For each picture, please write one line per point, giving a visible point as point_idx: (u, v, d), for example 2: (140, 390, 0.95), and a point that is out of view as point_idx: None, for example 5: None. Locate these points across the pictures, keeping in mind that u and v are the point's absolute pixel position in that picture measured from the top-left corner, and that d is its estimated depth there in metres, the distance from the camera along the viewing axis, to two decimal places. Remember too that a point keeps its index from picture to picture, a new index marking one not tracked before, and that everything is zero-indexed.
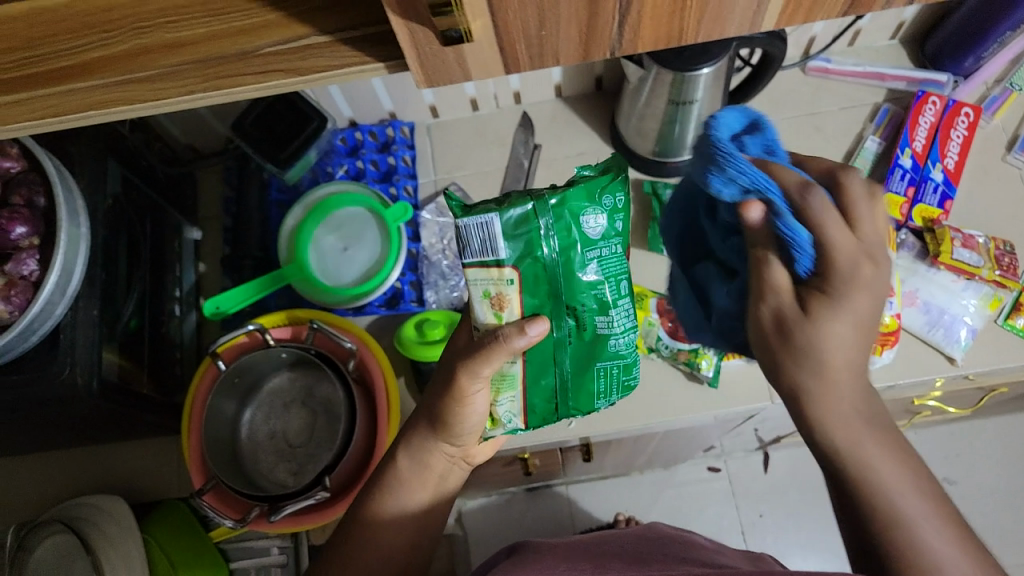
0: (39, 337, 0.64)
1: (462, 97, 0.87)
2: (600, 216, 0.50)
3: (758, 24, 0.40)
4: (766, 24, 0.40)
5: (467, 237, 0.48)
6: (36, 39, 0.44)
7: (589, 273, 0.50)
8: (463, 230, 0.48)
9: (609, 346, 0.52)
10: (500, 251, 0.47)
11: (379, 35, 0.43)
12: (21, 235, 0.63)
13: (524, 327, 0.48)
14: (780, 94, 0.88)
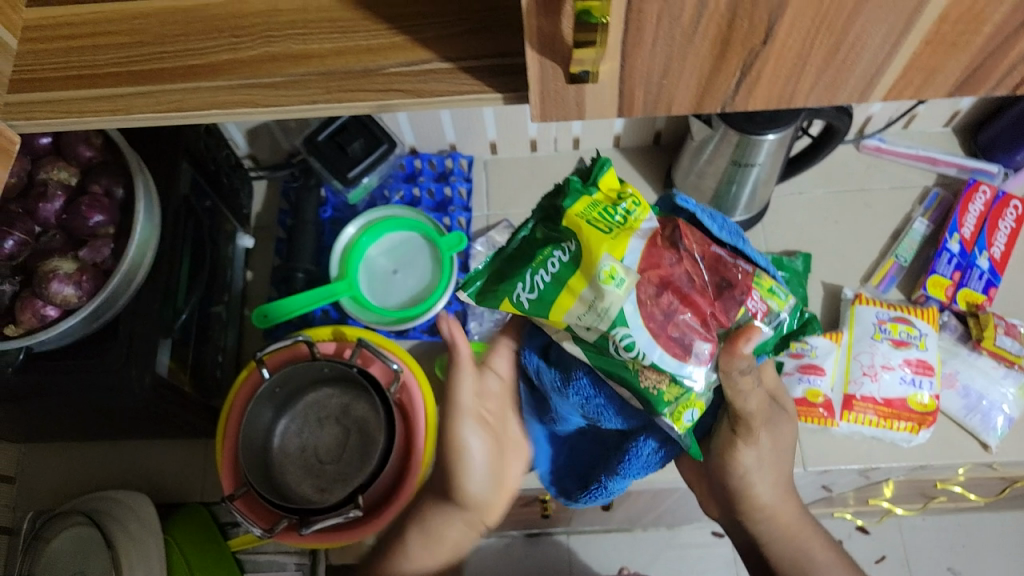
0: (100, 324, 0.67)
1: (523, 138, 0.89)
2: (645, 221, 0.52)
3: (867, 96, 0.42)
4: (875, 96, 0.42)
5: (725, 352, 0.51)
6: (177, 36, 0.48)
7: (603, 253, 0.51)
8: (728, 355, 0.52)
9: (558, 258, 0.51)
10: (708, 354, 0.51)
11: (499, 67, 0.45)
12: (99, 223, 0.66)
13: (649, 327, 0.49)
14: (833, 168, 0.90)
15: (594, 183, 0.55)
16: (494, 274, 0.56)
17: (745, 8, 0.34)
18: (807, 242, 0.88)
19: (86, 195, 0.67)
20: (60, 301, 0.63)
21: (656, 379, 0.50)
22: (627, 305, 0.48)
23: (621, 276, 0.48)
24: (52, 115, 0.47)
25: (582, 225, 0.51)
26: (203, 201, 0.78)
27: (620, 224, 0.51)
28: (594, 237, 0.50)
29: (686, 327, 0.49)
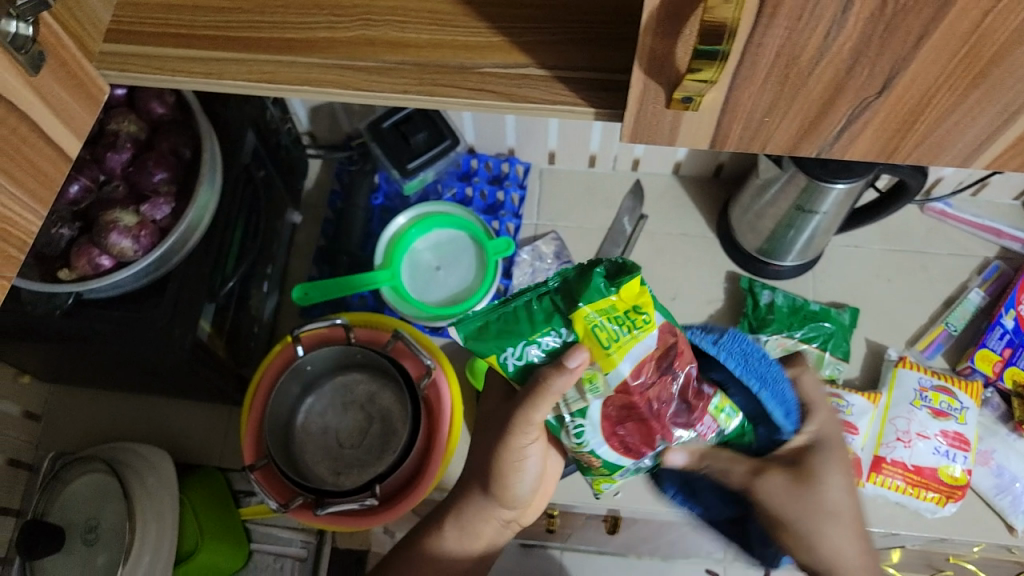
0: (146, 279, 0.67)
1: (583, 152, 0.89)
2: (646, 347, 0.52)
3: (987, 143, 0.41)
4: (995, 145, 0.41)
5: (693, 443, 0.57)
6: (279, 8, 0.49)
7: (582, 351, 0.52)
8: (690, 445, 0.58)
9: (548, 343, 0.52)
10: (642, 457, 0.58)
11: (596, 82, 0.46)
12: (160, 181, 0.66)
13: (564, 361, 0.50)
14: (892, 225, 0.89)
15: (616, 286, 0.51)
16: (490, 319, 0.52)
17: (868, 56, 0.35)
18: (856, 297, 0.86)
19: (153, 152, 0.67)
20: (117, 251, 0.63)
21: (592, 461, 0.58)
22: (586, 404, 0.54)
23: (596, 386, 0.53)
24: (146, 69, 0.47)
25: (582, 327, 0.50)
26: (264, 171, 0.79)
27: (623, 336, 0.51)
28: (594, 349, 0.51)
29: (628, 437, 0.55)
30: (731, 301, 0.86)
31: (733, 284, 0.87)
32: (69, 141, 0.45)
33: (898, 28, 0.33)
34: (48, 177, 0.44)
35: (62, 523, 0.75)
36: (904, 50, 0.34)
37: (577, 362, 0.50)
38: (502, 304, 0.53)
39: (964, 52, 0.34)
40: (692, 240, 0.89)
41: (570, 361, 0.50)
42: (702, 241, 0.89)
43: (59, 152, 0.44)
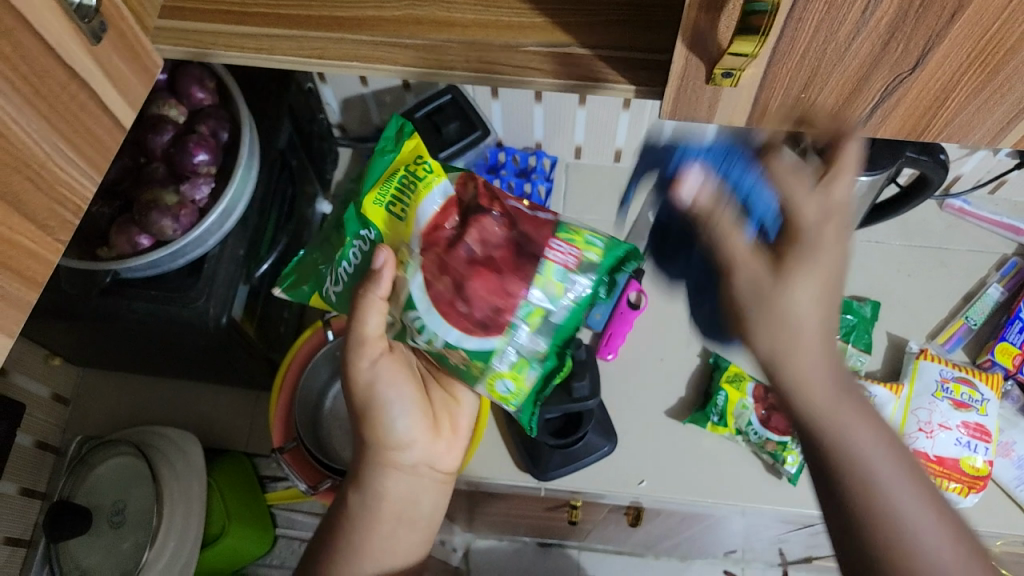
0: (184, 262, 0.68)
1: (609, 147, 0.90)
2: (388, 189, 0.59)
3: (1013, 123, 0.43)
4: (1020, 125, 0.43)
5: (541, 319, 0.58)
6: None
7: (365, 230, 0.59)
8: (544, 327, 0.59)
9: (353, 240, 0.60)
10: (537, 345, 0.59)
11: (636, 61, 0.47)
12: (202, 162, 0.67)
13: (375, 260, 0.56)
14: (912, 221, 0.90)
15: (397, 152, 0.60)
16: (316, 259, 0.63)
17: (903, 31, 0.36)
18: (878, 291, 0.87)
19: (193, 134, 0.68)
20: (156, 231, 0.65)
21: (461, 357, 0.59)
22: (412, 289, 0.57)
23: (410, 259, 0.57)
24: (198, 43, 0.49)
25: (379, 222, 0.58)
26: (297, 160, 0.80)
27: (412, 195, 0.58)
28: (387, 226, 0.58)
29: (471, 307, 0.57)
30: None
31: None
32: (124, 111, 0.47)
33: (932, 3, 0.34)
34: (104, 146, 0.46)
35: (88, 506, 0.76)
36: (938, 25, 0.35)
37: (381, 260, 0.56)
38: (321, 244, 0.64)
39: (997, 27, 0.35)
40: None
41: (379, 259, 0.56)
42: None
43: (114, 121, 0.46)
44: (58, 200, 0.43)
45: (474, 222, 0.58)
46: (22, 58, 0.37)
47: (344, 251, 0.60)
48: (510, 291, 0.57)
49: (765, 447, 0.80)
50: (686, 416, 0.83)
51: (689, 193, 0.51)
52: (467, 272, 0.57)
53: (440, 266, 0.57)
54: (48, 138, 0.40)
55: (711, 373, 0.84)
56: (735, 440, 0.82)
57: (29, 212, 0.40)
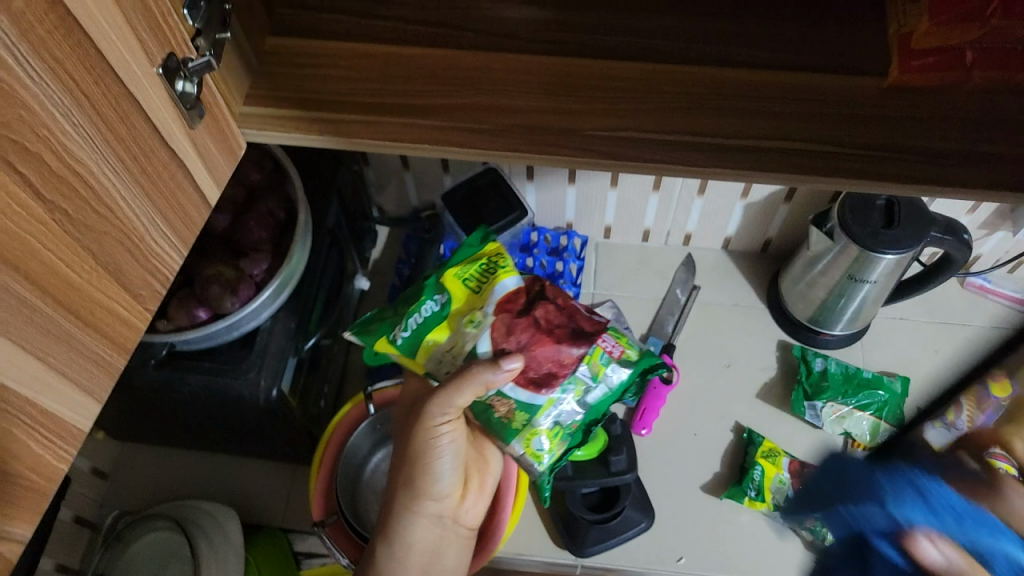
0: (238, 334, 0.70)
1: (637, 226, 0.93)
2: (470, 266, 0.65)
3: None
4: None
5: (587, 393, 0.62)
6: (400, 77, 0.54)
7: (441, 294, 0.64)
8: (587, 401, 0.63)
9: (428, 301, 0.64)
10: (577, 413, 0.63)
11: (688, 144, 0.52)
12: (262, 240, 0.70)
13: (500, 363, 0.57)
14: (936, 299, 0.92)
15: (484, 243, 0.67)
16: (383, 320, 0.66)
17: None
18: (908, 368, 0.88)
19: (252, 213, 0.71)
20: (214, 304, 0.67)
21: (506, 406, 0.62)
22: (474, 342, 0.61)
23: (478, 320, 0.61)
24: (281, 126, 0.52)
25: (458, 292, 0.64)
26: (343, 238, 0.83)
27: (490, 274, 0.64)
28: (462, 295, 0.63)
29: (528, 367, 0.61)
30: (785, 371, 0.88)
31: (786, 353, 0.89)
32: (210, 189, 0.50)
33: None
34: (192, 222, 0.49)
35: None
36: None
37: (508, 364, 0.57)
38: (394, 310, 0.67)
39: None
40: (744, 310, 0.92)
41: (505, 362, 0.58)
42: (752, 310, 0.92)
43: (201, 198, 0.49)
44: (151, 271, 0.46)
45: (541, 304, 0.63)
46: (134, 140, 0.40)
47: (416, 309, 0.64)
48: (564, 359, 0.61)
49: (804, 522, 0.79)
50: (723, 491, 0.83)
51: (938, 557, 0.43)
52: (530, 338, 0.61)
53: (505, 327, 0.61)
54: (148, 213, 0.43)
55: (745, 448, 0.85)
56: (774, 517, 0.81)
57: (125, 280, 0.43)
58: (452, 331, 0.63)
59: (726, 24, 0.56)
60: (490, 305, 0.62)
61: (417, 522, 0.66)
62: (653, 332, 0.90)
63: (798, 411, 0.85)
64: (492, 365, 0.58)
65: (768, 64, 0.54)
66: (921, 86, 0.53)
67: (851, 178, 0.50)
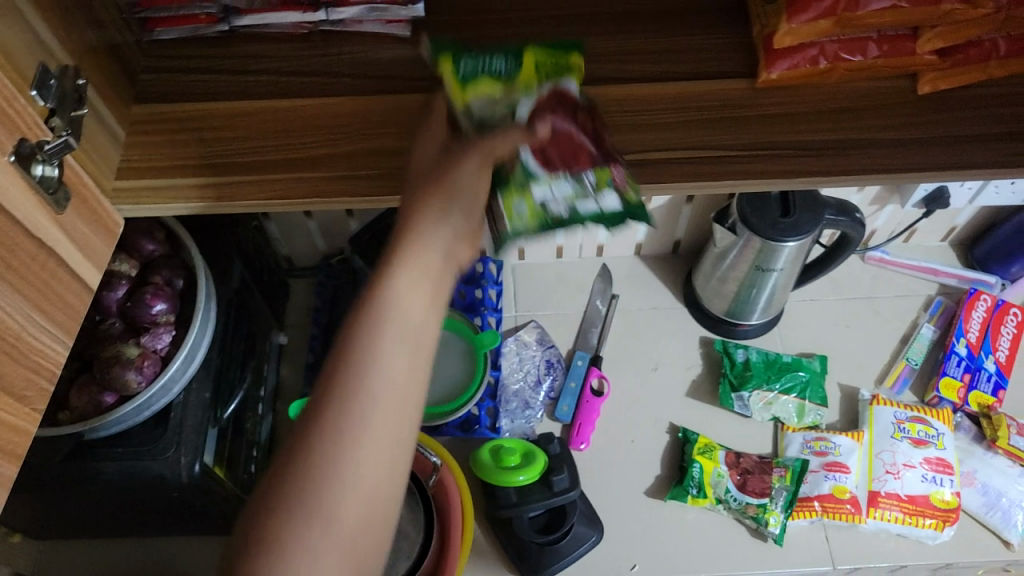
0: (150, 413, 0.68)
1: (550, 244, 0.93)
2: (543, 57, 0.53)
3: None
4: None
5: (583, 202, 0.51)
6: (277, 132, 0.54)
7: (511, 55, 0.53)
8: (577, 209, 0.51)
9: (494, 54, 0.53)
10: (561, 215, 0.51)
11: None
12: (160, 311, 0.67)
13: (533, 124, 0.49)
14: (841, 276, 0.96)
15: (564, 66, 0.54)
16: (449, 44, 0.55)
17: None
18: (824, 346, 0.91)
19: (148, 285, 0.68)
20: (119, 386, 0.64)
21: (514, 164, 0.51)
22: (520, 109, 0.50)
23: (534, 93, 0.51)
24: (159, 200, 0.51)
25: (528, 70, 0.52)
26: (251, 296, 0.81)
27: (557, 69, 0.53)
28: (529, 70, 0.52)
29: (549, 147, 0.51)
30: (709, 366, 0.90)
31: (708, 348, 0.91)
32: (90, 272, 0.48)
33: None
34: (73, 309, 0.46)
35: None
36: None
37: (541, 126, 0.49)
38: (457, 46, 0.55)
39: None
40: (664, 312, 0.93)
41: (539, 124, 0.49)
42: (670, 311, 0.93)
43: (81, 283, 0.47)
44: (33, 368, 0.43)
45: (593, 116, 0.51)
46: None
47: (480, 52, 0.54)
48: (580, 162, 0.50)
49: (747, 512, 0.81)
50: (667, 492, 0.84)
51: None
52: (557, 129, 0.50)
53: (553, 101, 0.51)
54: (20, 309, 0.41)
55: (681, 447, 0.86)
56: (718, 510, 0.82)
57: (5, 384, 0.41)
58: (503, 94, 0.51)
59: (595, 40, 0.56)
60: (528, 106, 0.50)
61: (391, 337, 0.42)
62: (579, 346, 0.91)
63: (727, 404, 0.87)
64: (527, 134, 0.48)
65: (642, 74, 0.55)
66: (789, 83, 0.54)
67: (737, 180, 0.51)
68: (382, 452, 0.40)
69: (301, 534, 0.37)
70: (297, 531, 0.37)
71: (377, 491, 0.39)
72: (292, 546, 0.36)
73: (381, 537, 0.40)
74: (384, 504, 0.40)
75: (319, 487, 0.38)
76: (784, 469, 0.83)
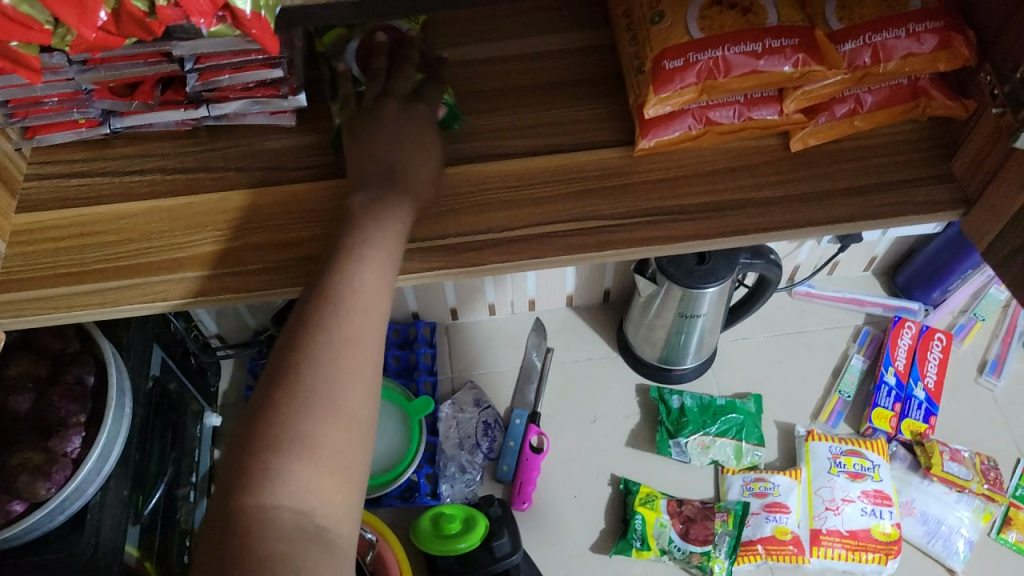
0: (64, 517, 0.66)
1: (481, 303, 0.93)
2: None
3: None
4: None
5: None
6: (161, 231, 0.54)
7: None
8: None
9: None
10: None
11: (464, 245, 0.53)
12: (72, 412, 0.66)
13: None
14: (770, 314, 0.97)
15: None
16: None
17: None
18: (759, 385, 0.92)
19: (58, 385, 0.67)
20: (27, 494, 0.62)
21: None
22: None
23: None
24: (40, 310, 0.51)
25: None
26: (174, 382, 0.81)
27: None
28: None
29: None
30: (646, 414, 0.90)
31: (643, 396, 0.91)
32: None
33: None
34: None
35: None
36: None
37: None
38: None
39: None
40: (599, 362, 0.93)
41: None
42: (606, 361, 0.94)
43: None
44: None
45: None
46: None
47: None
48: None
49: (692, 560, 0.81)
50: (611, 547, 0.82)
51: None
52: None
53: None
54: None
55: (623, 499, 0.85)
56: (663, 561, 0.81)
57: None
58: None
59: (483, 118, 0.58)
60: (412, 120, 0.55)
61: (359, 301, 0.43)
62: (516, 404, 0.89)
63: (665, 451, 0.87)
64: None
65: (524, 150, 0.57)
66: (666, 149, 0.57)
67: (623, 249, 0.53)
68: (353, 417, 0.40)
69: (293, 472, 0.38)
70: (285, 472, 0.38)
71: (357, 444, 0.40)
72: (279, 485, 0.38)
73: (360, 484, 0.40)
74: (360, 462, 0.40)
75: (309, 433, 0.39)
76: (726, 514, 0.82)
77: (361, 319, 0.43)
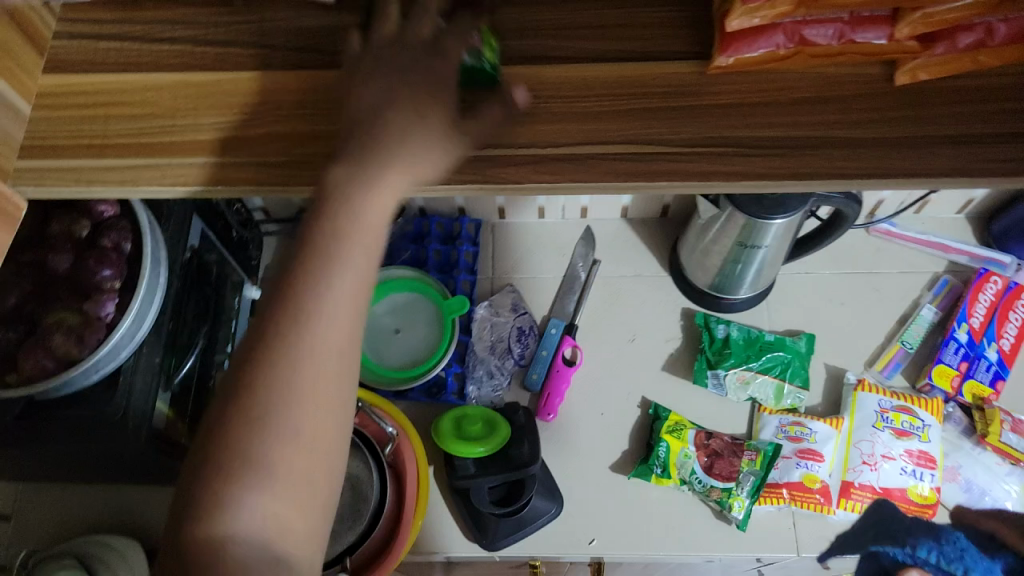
0: (99, 377, 0.67)
1: (531, 205, 0.89)
2: None
3: None
4: None
5: None
6: (184, 108, 0.51)
7: None
8: None
9: None
10: None
11: (499, 159, 0.48)
12: (107, 278, 0.66)
13: None
14: (841, 249, 0.90)
15: None
16: None
17: None
18: (814, 324, 0.86)
19: (95, 249, 0.67)
20: (61, 353, 0.64)
21: None
22: None
23: None
24: (61, 182, 0.49)
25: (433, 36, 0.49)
26: (214, 254, 0.81)
27: None
28: None
29: None
30: (688, 339, 0.86)
31: (689, 320, 0.87)
32: None
33: None
34: None
35: None
36: None
37: None
38: None
39: None
40: (646, 280, 0.89)
41: None
42: (654, 280, 0.89)
43: None
44: None
45: None
46: None
47: None
48: None
49: (711, 495, 0.78)
50: (631, 469, 0.81)
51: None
52: None
53: None
54: None
55: (651, 424, 0.83)
56: (681, 490, 0.80)
57: None
58: None
59: (542, 13, 0.51)
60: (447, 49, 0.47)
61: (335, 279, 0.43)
62: (554, 313, 0.87)
63: (701, 381, 0.84)
64: None
65: (583, 54, 0.50)
66: (748, 68, 0.49)
67: (677, 182, 0.47)
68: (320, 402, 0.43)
69: (266, 459, 0.41)
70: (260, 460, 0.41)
71: (327, 433, 0.44)
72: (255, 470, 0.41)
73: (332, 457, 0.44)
74: (331, 452, 0.44)
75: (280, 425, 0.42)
76: (755, 453, 0.80)
77: (334, 299, 0.43)
